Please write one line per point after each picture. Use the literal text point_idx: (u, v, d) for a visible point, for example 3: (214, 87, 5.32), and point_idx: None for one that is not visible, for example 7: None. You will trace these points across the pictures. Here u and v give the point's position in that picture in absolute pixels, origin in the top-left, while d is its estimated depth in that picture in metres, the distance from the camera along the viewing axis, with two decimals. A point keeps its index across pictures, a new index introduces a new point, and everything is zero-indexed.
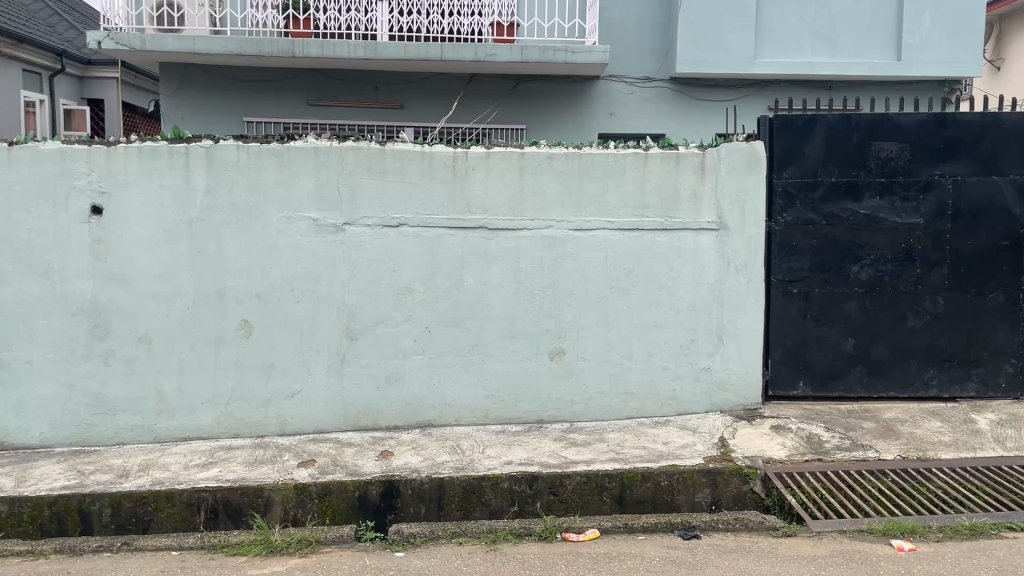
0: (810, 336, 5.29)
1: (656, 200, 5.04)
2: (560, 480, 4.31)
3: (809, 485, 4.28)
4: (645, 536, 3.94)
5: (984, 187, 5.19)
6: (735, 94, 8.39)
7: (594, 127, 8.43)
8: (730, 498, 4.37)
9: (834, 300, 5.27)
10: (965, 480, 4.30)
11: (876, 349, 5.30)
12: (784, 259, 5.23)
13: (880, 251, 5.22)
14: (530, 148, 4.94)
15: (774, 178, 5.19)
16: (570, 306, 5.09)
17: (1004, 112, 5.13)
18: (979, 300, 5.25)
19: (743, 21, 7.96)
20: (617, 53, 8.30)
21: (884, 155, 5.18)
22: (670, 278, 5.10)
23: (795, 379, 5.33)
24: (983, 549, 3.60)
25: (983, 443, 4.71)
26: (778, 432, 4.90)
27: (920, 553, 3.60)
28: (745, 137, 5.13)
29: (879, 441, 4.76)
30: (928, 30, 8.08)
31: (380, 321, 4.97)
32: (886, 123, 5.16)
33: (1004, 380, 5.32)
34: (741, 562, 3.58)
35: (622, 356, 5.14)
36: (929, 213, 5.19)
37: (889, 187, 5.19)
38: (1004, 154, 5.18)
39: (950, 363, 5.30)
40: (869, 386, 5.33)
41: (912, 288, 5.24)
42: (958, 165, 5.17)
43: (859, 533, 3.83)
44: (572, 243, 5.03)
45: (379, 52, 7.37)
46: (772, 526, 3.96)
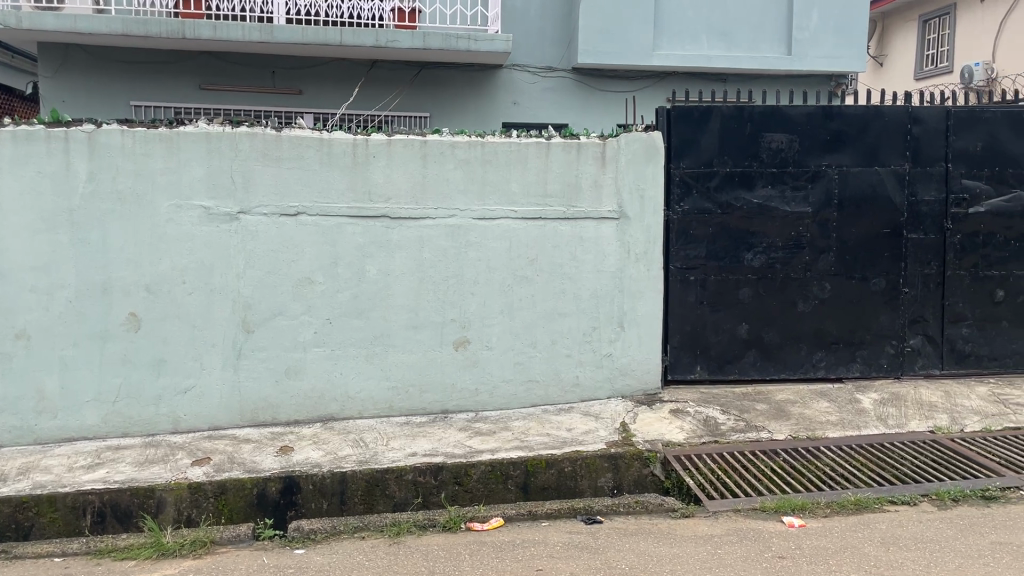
0: (707, 322, 5.44)
1: (558, 189, 5.07)
2: (465, 470, 4.29)
3: (706, 466, 4.42)
4: (548, 522, 3.97)
5: (867, 177, 5.43)
6: (635, 85, 8.54)
7: (497, 116, 8.40)
8: (631, 482, 4.46)
9: (729, 287, 5.43)
10: (849, 457, 4.51)
11: (768, 333, 5.49)
12: (681, 247, 5.36)
13: (772, 239, 5.42)
14: (432, 136, 4.88)
15: (671, 168, 5.32)
16: (475, 296, 5.06)
17: (885, 105, 5.39)
18: (862, 285, 5.49)
19: (642, 14, 8.10)
20: (519, 43, 8.30)
21: (774, 146, 5.37)
22: (573, 266, 5.15)
23: (693, 363, 5.48)
24: (868, 523, 3.78)
25: (867, 421, 4.94)
26: (676, 415, 5.03)
27: (809, 529, 3.75)
28: (643, 128, 5.23)
29: (771, 421, 4.95)
30: (815, 27, 8.41)
31: (277, 313, 4.82)
32: (777, 115, 5.34)
33: (885, 361, 5.58)
34: (641, 545, 3.65)
35: (526, 344, 5.15)
36: (817, 202, 5.41)
37: (779, 177, 5.38)
38: (886, 146, 5.43)
39: (837, 345, 5.54)
40: (762, 369, 5.52)
41: (801, 274, 5.46)
42: (844, 156, 5.41)
43: (752, 511, 3.96)
44: (475, 233, 5.00)
45: (275, 35, 7.15)
46: (670, 508, 4.06)
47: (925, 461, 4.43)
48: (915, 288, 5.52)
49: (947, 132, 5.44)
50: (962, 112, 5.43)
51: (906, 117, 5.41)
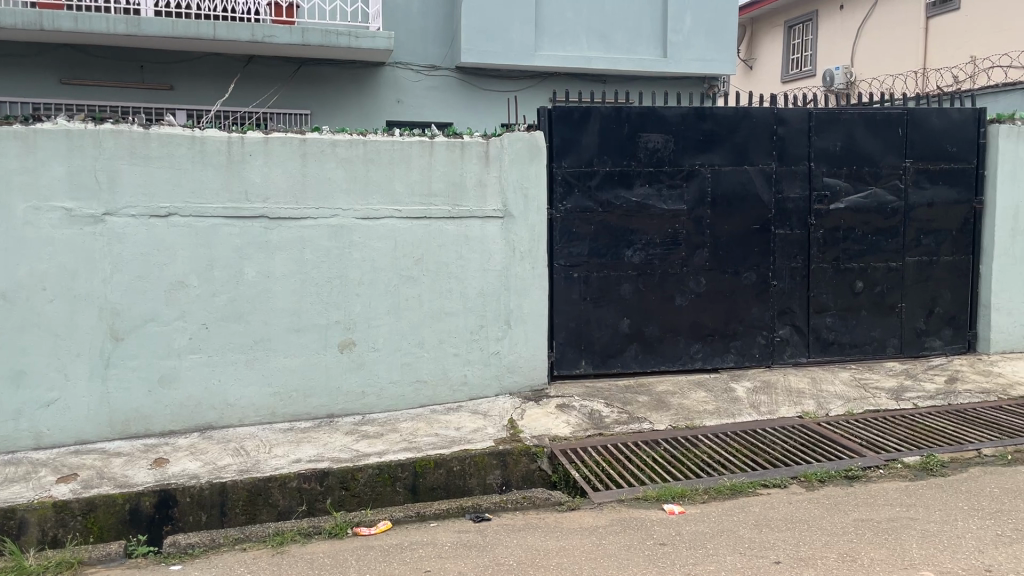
0: (590, 318, 5.56)
1: (442, 188, 5.06)
2: (352, 474, 4.22)
3: (591, 458, 4.52)
4: (436, 523, 3.96)
5: (737, 176, 5.68)
6: (518, 85, 8.62)
7: (380, 114, 8.29)
8: (519, 478, 4.50)
9: (611, 283, 5.57)
10: (726, 444, 4.70)
11: (648, 328, 5.66)
12: (565, 244, 5.46)
13: (650, 236, 5.59)
14: (311, 134, 4.78)
15: (554, 168, 5.40)
16: (359, 297, 4.98)
17: (752, 106, 5.65)
18: (735, 279, 5.74)
19: (524, 14, 8.19)
20: (401, 41, 8.23)
21: (651, 146, 5.53)
22: (459, 265, 5.15)
23: (578, 358, 5.58)
24: (742, 507, 3.95)
25: (741, 409, 5.18)
26: (563, 410, 5.11)
27: (688, 515, 3.90)
28: (526, 128, 5.29)
29: (653, 413, 5.11)
30: (689, 31, 8.72)
31: (149, 319, 4.61)
32: (654, 115, 5.51)
33: (757, 351, 5.85)
34: (529, 539, 3.69)
35: (413, 345, 5.11)
36: (691, 200, 5.62)
37: (656, 176, 5.56)
38: (754, 146, 5.69)
39: (712, 337, 5.77)
40: (644, 362, 5.69)
41: (678, 270, 5.65)
42: (716, 156, 5.63)
43: (635, 500, 4.08)
44: (358, 232, 4.92)
45: (142, 28, 6.82)
46: (557, 502, 4.13)
47: (794, 445, 4.67)
48: (783, 281, 5.81)
49: (810, 133, 5.76)
50: (822, 113, 5.75)
51: (772, 118, 5.69)
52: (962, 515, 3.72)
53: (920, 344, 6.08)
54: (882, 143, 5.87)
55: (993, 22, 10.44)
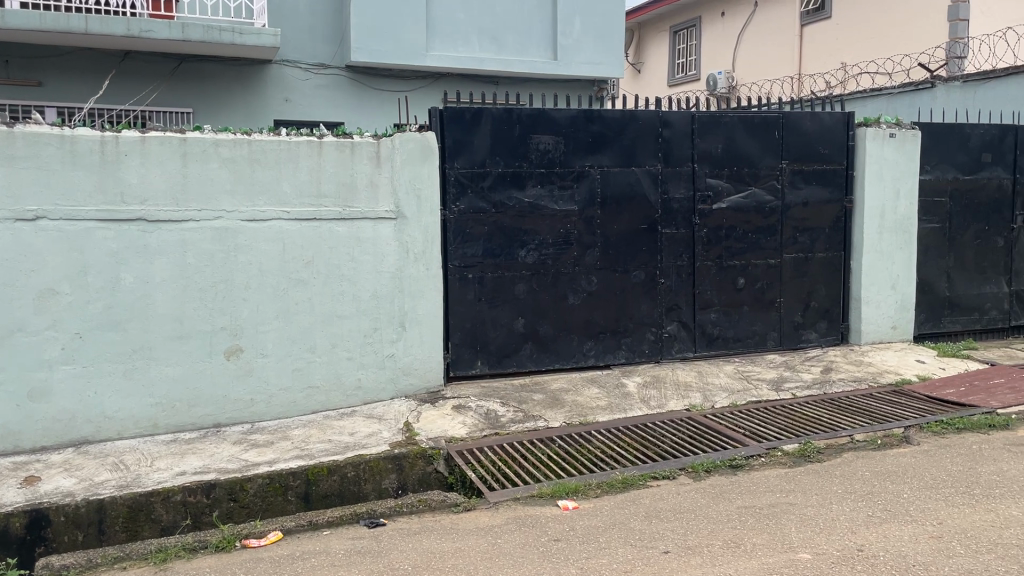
0: (485, 318, 5.57)
1: (331, 189, 4.96)
2: (241, 485, 4.08)
3: (488, 458, 4.54)
4: (330, 531, 3.88)
5: (626, 177, 5.82)
6: (409, 85, 8.57)
7: (268, 113, 8.07)
8: (415, 481, 4.46)
9: (505, 283, 5.60)
10: (618, 439, 4.81)
11: (542, 327, 5.72)
12: (459, 245, 5.46)
13: (543, 236, 5.66)
14: (192, 134, 4.60)
15: (446, 168, 5.39)
16: (246, 301, 4.83)
17: (639, 109, 5.80)
18: (625, 277, 5.88)
19: (414, 14, 8.14)
20: (289, 38, 8.03)
21: (542, 148, 5.60)
22: (350, 267, 5.06)
23: (474, 359, 5.58)
24: (633, 500, 4.05)
25: (632, 404, 5.31)
26: (459, 411, 5.10)
27: (582, 510, 3.96)
28: (417, 128, 5.26)
29: (547, 410, 5.17)
30: (578, 34, 8.88)
31: (16, 329, 4.32)
32: (544, 117, 5.58)
33: (647, 347, 6.00)
34: (424, 542, 3.67)
35: (304, 349, 5.00)
36: (582, 200, 5.72)
37: (547, 176, 5.63)
38: (642, 148, 5.84)
39: (604, 334, 5.88)
40: (539, 361, 5.74)
41: (571, 269, 5.74)
42: (605, 157, 5.75)
43: (530, 498, 4.11)
44: (244, 235, 4.77)
45: (6, 20, 6.41)
46: (453, 503, 4.12)
47: (683, 437, 4.82)
48: (670, 279, 5.99)
49: (693, 135, 5.95)
50: (704, 117, 5.95)
51: (658, 121, 5.85)
52: (837, 498, 3.92)
53: (798, 337, 6.39)
54: (761, 145, 6.13)
55: (861, 32, 11.09)
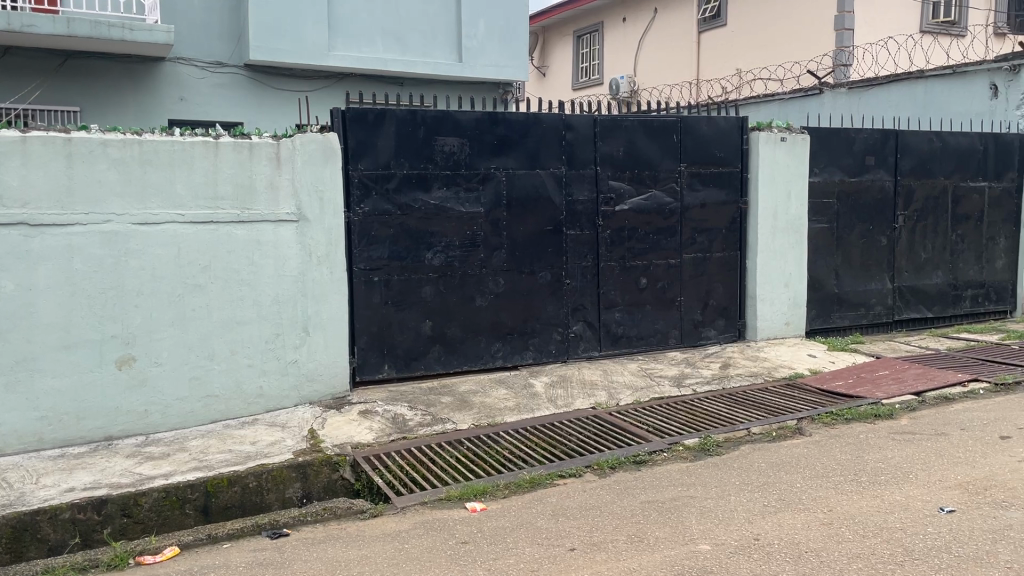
0: (392, 321, 5.52)
1: (229, 191, 4.82)
2: (135, 500, 3.92)
3: (395, 463, 4.49)
4: (230, 544, 3.76)
5: (530, 179, 5.87)
6: (311, 85, 8.42)
7: (162, 113, 7.77)
8: (320, 489, 4.38)
9: (412, 285, 5.56)
10: (526, 439, 4.85)
11: (450, 329, 5.71)
12: (364, 248, 5.39)
13: (449, 238, 5.65)
14: (77, 134, 4.38)
15: (349, 170, 5.31)
16: (139, 308, 4.63)
17: (542, 112, 5.85)
18: (532, 278, 5.93)
19: (316, 13, 8.00)
20: (183, 35, 7.75)
21: (447, 150, 5.58)
22: (250, 272, 4.93)
23: (381, 362, 5.52)
24: (541, 499, 4.08)
25: (539, 404, 5.36)
26: (365, 416, 5.03)
27: (490, 511, 3.97)
28: (318, 129, 5.17)
29: (456, 413, 5.16)
30: (482, 37, 8.91)
31: None
32: (449, 119, 5.56)
33: (554, 347, 6.07)
34: (329, 551, 3.61)
35: (202, 357, 4.83)
36: (488, 202, 5.74)
37: (452, 179, 5.62)
38: (546, 150, 5.91)
39: (511, 335, 5.91)
40: (447, 363, 5.72)
41: (477, 271, 5.75)
42: (510, 159, 5.79)
43: (438, 502, 4.09)
44: (136, 239, 4.57)
45: None
46: (359, 510, 4.06)
47: (589, 435, 4.90)
48: (576, 279, 6.08)
49: (595, 138, 6.05)
50: (606, 120, 6.06)
51: (561, 124, 5.92)
52: (735, 489, 4.06)
53: (698, 334, 6.59)
54: (661, 149, 6.29)
55: (754, 39, 11.51)
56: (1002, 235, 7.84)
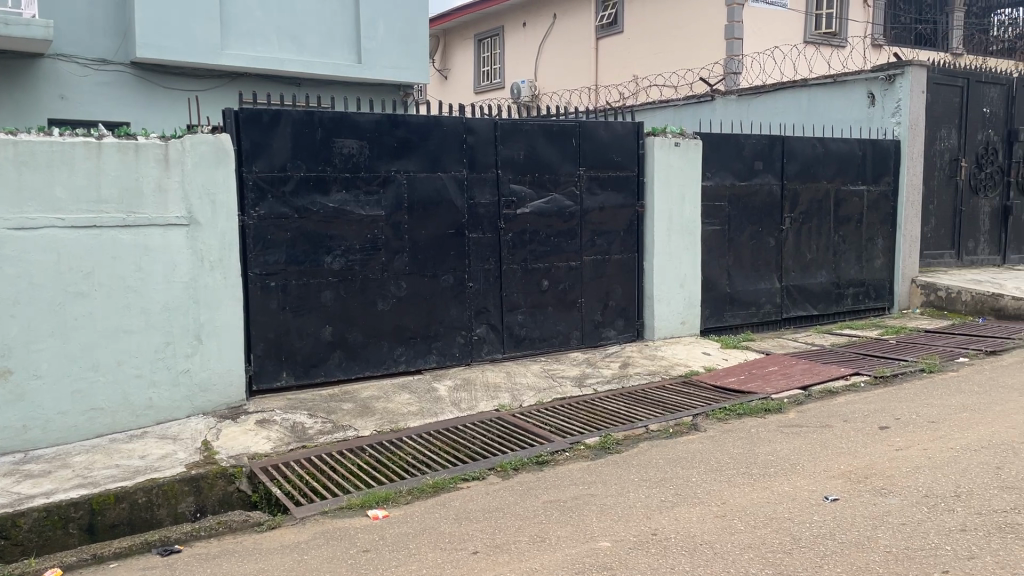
0: (290, 327, 5.39)
1: (114, 194, 4.61)
2: (12, 521, 3.69)
3: (294, 473, 4.39)
4: (117, 563, 3.59)
5: (431, 182, 5.84)
6: (202, 85, 8.15)
7: (41, 112, 7.36)
8: (215, 502, 4.23)
9: (311, 290, 5.44)
10: (428, 444, 4.82)
11: (351, 334, 5.62)
12: (260, 252, 5.25)
13: (349, 242, 5.56)
14: None
15: (243, 173, 5.15)
16: (15, 318, 4.35)
17: (442, 115, 5.84)
18: (434, 281, 5.91)
19: (207, 11, 7.75)
20: (63, 29, 7.33)
21: (346, 152, 5.50)
22: (138, 278, 4.72)
23: (279, 370, 5.38)
24: (444, 503, 4.06)
25: (442, 408, 5.34)
26: (262, 425, 4.89)
27: (392, 518, 3.92)
28: (209, 130, 5.01)
29: (357, 419, 5.09)
30: (382, 38, 8.82)
31: None
32: (347, 121, 5.48)
33: (457, 350, 6.06)
34: (225, 566, 3.49)
35: (86, 369, 4.59)
36: (388, 205, 5.68)
37: (351, 181, 5.54)
38: (446, 153, 5.89)
39: (414, 339, 5.87)
40: (348, 369, 5.63)
41: (379, 275, 5.68)
42: (410, 162, 5.75)
43: (339, 510, 4.02)
44: (11, 244, 4.30)
45: None
46: (256, 522, 3.94)
47: (492, 438, 4.91)
48: (478, 282, 6.09)
49: (496, 141, 6.08)
50: (506, 123, 6.09)
51: (462, 127, 5.92)
52: (634, 486, 4.15)
53: (599, 335, 6.71)
54: (560, 152, 6.38)
55: (650, 46, 11.82)
56: (880, 235, 8.30)
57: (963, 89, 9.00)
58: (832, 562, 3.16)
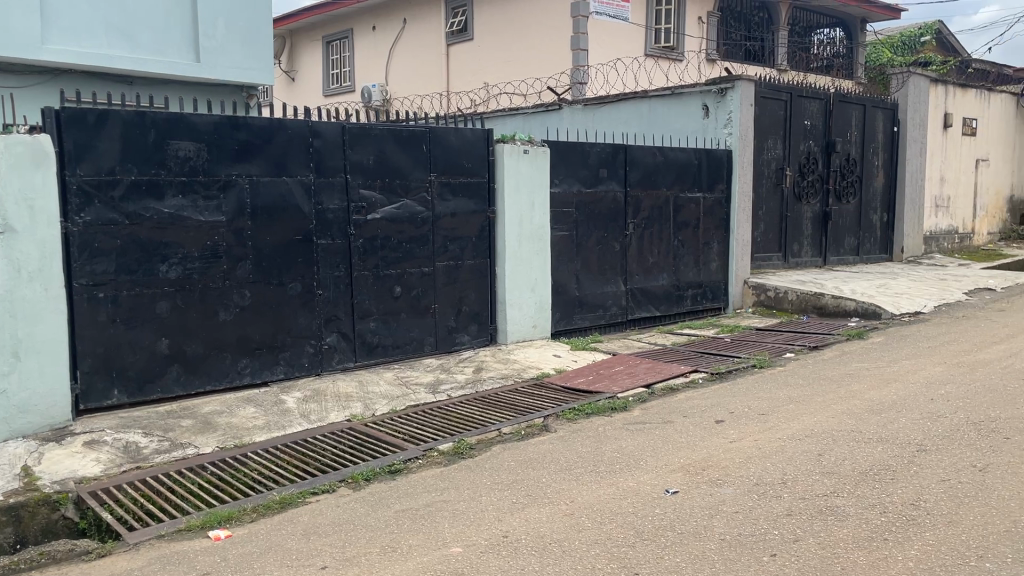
0: (122, 341, 5.06)
1: None
2: None
3: (127, 496, 4.12)
4: None
5: (276, 187, 5.66)
6: (19, 81, 7.53)
7: None
8: (37, 532, 3.90)
9: (145, 301, 5.14)
10: (275, 458, 4.66)
11: (190, 346, 5.35)
12: (86, 261, 4.90)
13: (187, 249, 5.30)
14: None
15: (66, 176, 4.79)
16: None
17: (286, 118, 5.67)
18: (280, 290, 5.72)
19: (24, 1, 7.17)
20: None
21: (182, 155, 5.23)
22: None
23: (109, 387, 5.03)
24: (291, 519, 3.93)
25: (291, 420, 5.18)
26: (92, 447, 4.56)
27: (235, 538, 3.75)
28: (27, 129, 4.63)
29: (198, 436, 4.85)
30: (222, 37, 8.47)
31: None
32: (183, 123, 5.22)
33: (306, 360, 5.90)
34: None
35: None
36: (229, 211, 5.46)
37: (189, 186, 5.28)
38: (292, 157, 5.73)
39: (260, 350, 5.66)
40: (187, 384, 5.35)
41: (220, 284, 5.44)
42: (252, 166, 5.54)
43: (177, 533, 3.80)
44: None
45: None
46: (83, 551, 3.66)
47: (343, 449, 4.81)
48: (327, 290, 5.95)
49: (344, 146, 5.97)
50: (354, 128, 5.99)
51: (307, 131, 5.77)
52: (486, 490, 4.18)
53: (452, 340, 6.72)
54: (410, 157, 6.35)
55: (500, 54, 11.99)
56: (716, 239, 8.79)
57: (787, 103, 9.69)
58: (673, 553, 3.31)
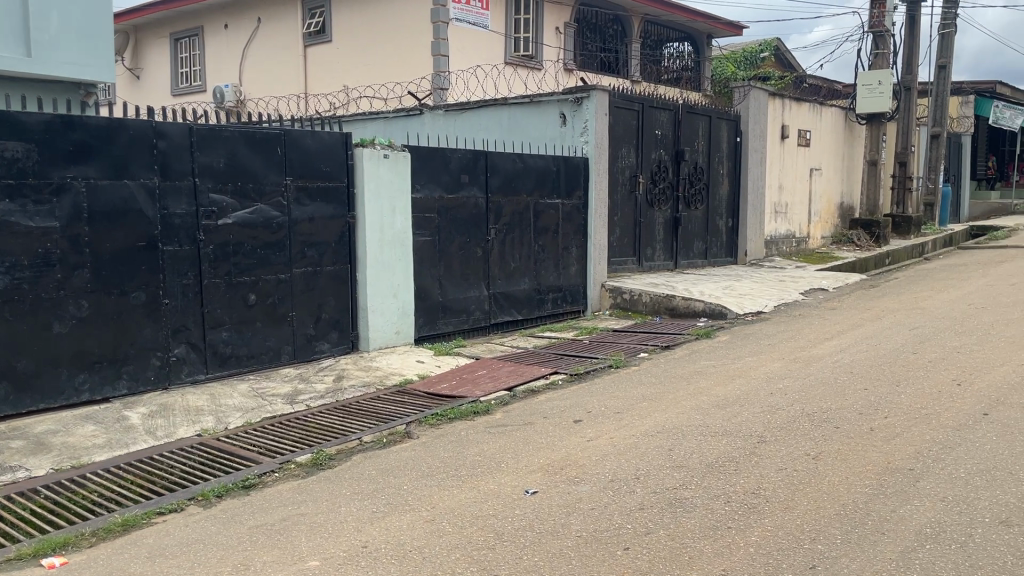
0: None
1: None
2: None
3: None
4: None
5: (116, 190, 5.35)
6: None
7: None
8: None
9: None
10: (118, 478, 4.40)
11: (20, 362, 4.96)
12: None
13: (15, 257, 4.92)
14: None
15: None
16: None
17: (127, 117, 5.37)
18: (122, 300, 5.41)
19: None
20: None
21: (8, 155, 4.85)
22: None
23: None
24: (135, 541, 3.72)
25: (135, 437, 4.90)
26: None
27: (72, 564, 3.50)
28: None
29: (29, 458, 4.51)
30: (56, 31, 7.92)
31: None
32: (9, 120, 4.84)
33: (152, 373, 5.60)
34: None
35: None
36: (63, 216, 5.11)
37: (17, 189, 4.90)
38: (134, 159, 5.43)
39: (99, 365, 5.33)
40: (17, 402, 4.96)
41: (53, 294, 5.08)
42: (89, 168, 5.22)
43: (5, 563, 3.51)
44: None
45: None
46: None
47: (193, 465, 4.60)
48: (175, 299, 5.68)
49: (191, 148, 5.71)
50: (203, 129, 5.75)
51: (151, 132, 5.49)
52: (345, 500, 4.11)
53: (310, 349, 6.57)
54: (263, 161, 6.15)
55: (359, 57, 11.88)
56: (574, 244, 9.02)
57: (639, 112, 10.09)
58: (532, 553, 3.36)
